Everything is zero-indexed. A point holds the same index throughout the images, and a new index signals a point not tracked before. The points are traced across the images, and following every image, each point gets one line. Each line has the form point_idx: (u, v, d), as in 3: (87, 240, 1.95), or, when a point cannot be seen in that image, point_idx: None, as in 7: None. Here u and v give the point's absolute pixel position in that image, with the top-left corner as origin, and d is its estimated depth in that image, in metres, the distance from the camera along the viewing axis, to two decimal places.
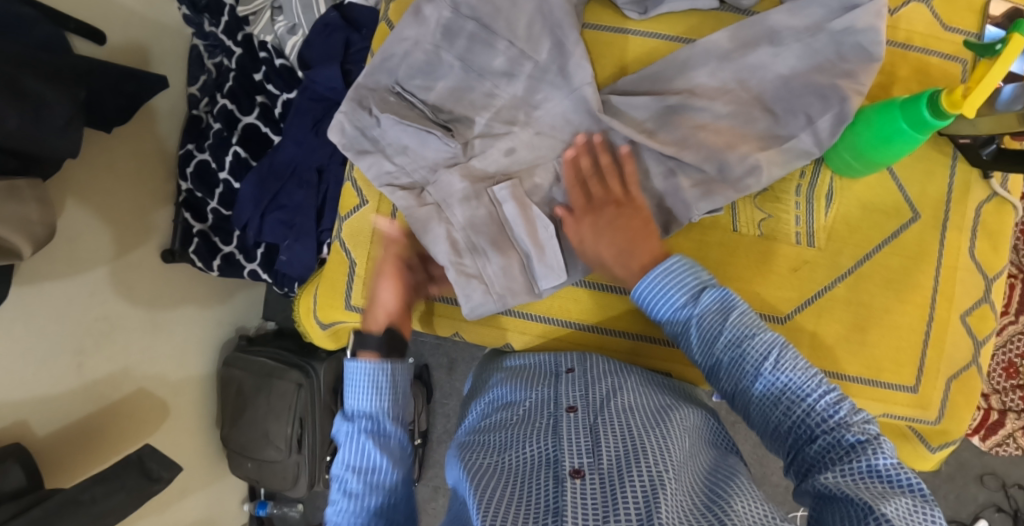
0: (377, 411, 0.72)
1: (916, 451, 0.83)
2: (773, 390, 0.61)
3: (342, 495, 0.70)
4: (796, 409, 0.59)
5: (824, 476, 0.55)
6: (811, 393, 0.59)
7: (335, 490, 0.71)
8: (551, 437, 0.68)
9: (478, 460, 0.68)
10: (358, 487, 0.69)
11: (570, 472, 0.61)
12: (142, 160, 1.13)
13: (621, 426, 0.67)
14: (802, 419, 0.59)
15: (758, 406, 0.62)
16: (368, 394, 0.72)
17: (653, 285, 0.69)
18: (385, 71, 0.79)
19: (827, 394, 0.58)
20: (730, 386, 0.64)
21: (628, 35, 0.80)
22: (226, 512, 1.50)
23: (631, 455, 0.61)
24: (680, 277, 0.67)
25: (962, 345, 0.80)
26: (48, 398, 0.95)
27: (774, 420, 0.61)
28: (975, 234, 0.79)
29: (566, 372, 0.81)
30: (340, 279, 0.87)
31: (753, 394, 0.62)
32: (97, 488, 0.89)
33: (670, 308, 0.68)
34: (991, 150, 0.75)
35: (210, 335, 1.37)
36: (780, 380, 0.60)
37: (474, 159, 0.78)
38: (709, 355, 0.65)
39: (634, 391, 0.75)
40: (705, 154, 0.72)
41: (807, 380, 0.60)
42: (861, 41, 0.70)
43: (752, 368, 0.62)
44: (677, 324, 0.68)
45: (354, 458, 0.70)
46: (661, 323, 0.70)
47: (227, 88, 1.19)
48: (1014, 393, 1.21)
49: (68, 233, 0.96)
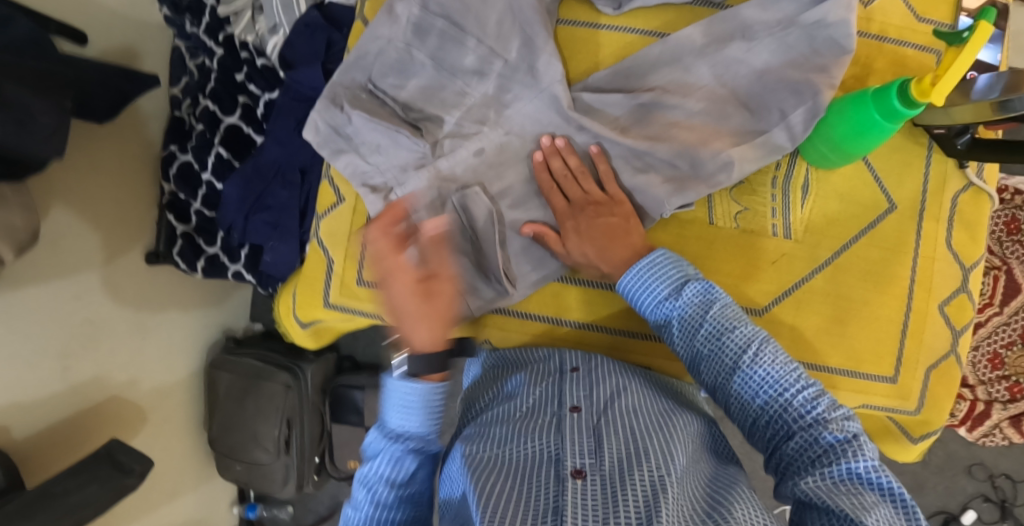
0: (420, 431, 0.64)
1: (899, 444, 0.84)
2: (756, 385, 0.61)
3: (368, 508, 0.64)
4: (776, 402, 0.59)
5: (803, 480, 0.55)
6: (797, 390, 0.59)
7: (359, 497, 0.65)
8: (552, 434, 0.69)
9: (480, 453, 0.68)
10: (388, 504, 0.64)
11: (571, 472, 0.62)
12: (127, 163, 1.12)
13: (625, 431, 0.68)
14: (782, 413, 0.59)
15: (740, 400, 0.62)
16: (413, 414, 0.63)
17: (640, 276, 0.69)
18: (360, 68, 0.79)
19: (805, 389, 0.59)
20: (713, 377, 0.64)
21: (600, 30, 0.80)
22: (215, 515, 1.49)
23: (636, 460, 0.62)
24: (664, 270, 0.68)
25: (941, 335, 0.80)
26: (32, 403, 0.94)
27: (753, 413, 0.61)
28: (951, 224, 0.79)
29: (571, 371, 0.79)
30: (318, 278, 0.87)
31: (734, 384, 0.62)
32: (70, 480, 0.91)
33: (653, 300, 0.69)
34: (966, 140, 0.75)
35: (196, 338, 1.36)
36: (766, 375, 0.60)
37: (441, 158, 0.78)
38: (692, 347, 0.65)
39: (639, 392, 0.75)
40: (678, 150, 0.73)
41: (792, 377, 0.59)
42: (834, 35, 0.70)
43: (729, 361, 0.63)
44: (660, 316, 0.69)
45: (390, 476, 0.64)
46: (645, 315, 0.71)
47: (209, 89, 1.19)
48: (1000, 384, 1.21)
49: (51, 237, 0.95)
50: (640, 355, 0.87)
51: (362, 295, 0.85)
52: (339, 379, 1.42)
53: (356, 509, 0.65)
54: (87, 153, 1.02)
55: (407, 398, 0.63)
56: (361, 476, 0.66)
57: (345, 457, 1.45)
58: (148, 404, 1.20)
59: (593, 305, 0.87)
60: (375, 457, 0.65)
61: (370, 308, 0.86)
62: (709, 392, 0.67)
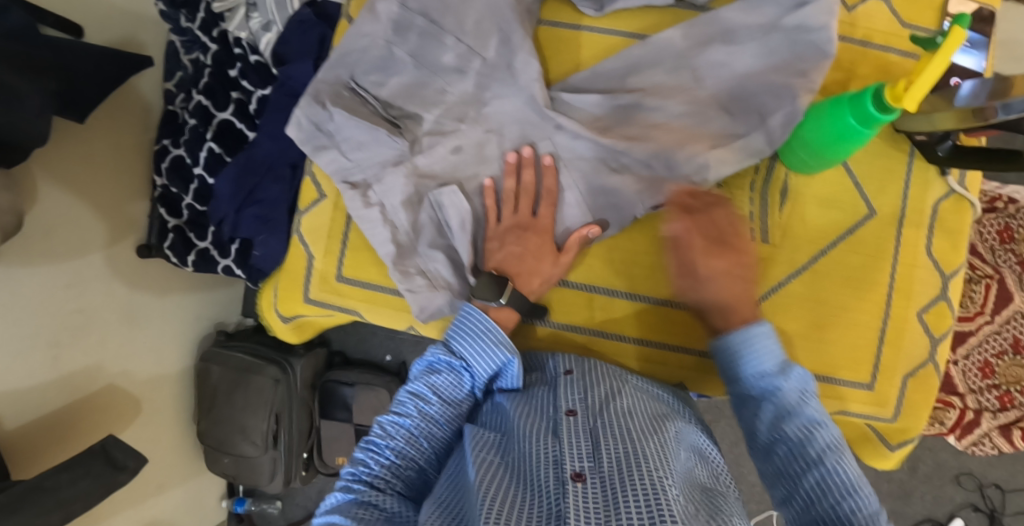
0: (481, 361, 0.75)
1: (876, 451, 0.84)
2: (822, 482, 0.59)
3: (415, 412, 0.73)
4: (832, 501, 0.58)
5: None
6: (863, 496, 0.57)
7: (408, 401, 0.74)
8: (550, 438, 0.67)
9: (483, 453, 0.67)
10: (434, 412, 0.73)
11: (571, 476, 0.61)
12: (120, 155, 1.13)
13: (621, 431, 0.67)
14: (846, 514, 0.56)
15: (810, 491, 0.60)
16: (478, 344, 0.74)
17: (747, 345, 0.67)
18: (343, 66, 0.80)
19: (866, 498, 0.57)
20: (791, 460, 0.62)
21: (582, 32, 0.81)
22: (203, 508, 1.50)
23: (632, 462, 0.61)
24: (771, 347, 0.67)
25: (920, 343, 0.80)
26: (21, 392, 0.95)
27: (817, 509, 0.59)
28: (932, 231, 0.79)
29: (564, 375, 0.78)
30: (298, 273, 0.89)
31: (810, 474, 0.60)
32: (63, 475, 0.91)
33: (749, 371, 0.67)
34: (947, 147, 0.74)
35: (187, 332, 1.36)
36: (841, 475, 0.58)
37: (419, 155, 0.79)
38: (780, 428, 0.64)
39: (633, 395, 0.74)
40: (656, 151, 0.73)
41: (861, 485, 0.58)
42: (815, 40, 0.69)
43: (805, 458, 0.61)
44: (756, 390, 0.67)
45: (444, 386, 0.75)
46: (733, 386, 0.70)
47: (203, 84, 1.18)
48: (990, 393, 1.17)
49: (41, 227, 0.96)
50: (616, 356, 0.84)
51: (342, 291, 0.86)
52: (329, 374, 1.43)
53: (400, 413, 0.74)
54: (79, 144, 1.03)
55: (481, 328, 0.74)
56: (414, 382, 0.76)
57: (333, 453, 1.46)
58: (139, 393, 1.21)
59: (568, 304, 0.85)
60: (434, 369, 0.76)
61: (349, 304, 0.86)
62: (773, 477, 0.64)
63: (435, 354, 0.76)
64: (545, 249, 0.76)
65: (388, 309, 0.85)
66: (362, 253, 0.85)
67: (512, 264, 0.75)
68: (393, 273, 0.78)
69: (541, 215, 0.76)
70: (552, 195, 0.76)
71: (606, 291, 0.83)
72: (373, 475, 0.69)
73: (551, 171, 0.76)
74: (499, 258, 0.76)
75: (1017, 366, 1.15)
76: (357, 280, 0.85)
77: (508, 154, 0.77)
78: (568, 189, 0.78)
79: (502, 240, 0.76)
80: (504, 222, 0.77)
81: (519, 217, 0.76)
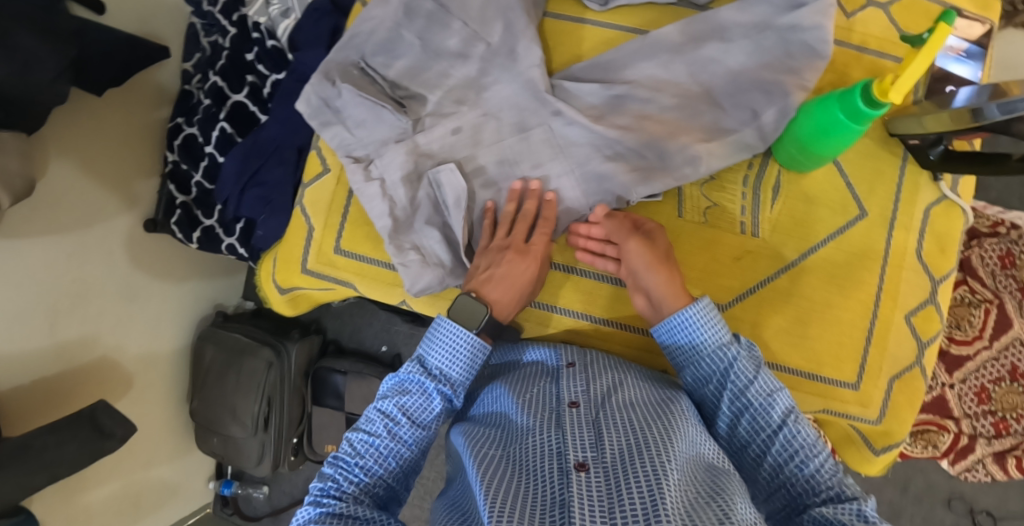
0: (457, 380, 0.74)
1: (860, 454, 0.85)
2: (791, 444, 0.64)
3: (384, 432, 0.72)
4: (792, 462, 0.64)
5: (819, 508, 0.60)
6: (819, 457, 0.63)
7: (376, 420, 0.72)
8: (554, 429, 0.68)
9: (483, 451, 0.68)
10: (404, 434, 0.72)
11: (575, 465, 0.61)
12: (134, 130, 1.16)
13: (623, 422, 0.67)
14: (810, 477, 0.63)
15: (778, 458, 0.65)
16: (457, 364, 0.73)
17: (694, 322, 0.68)
18: (353, 47, 0.82)
19: (828, 460, 0.63)
20: (754, 432, 0.67)
21: (585, 25, 0.83)
22: (190, 488, 1.49)
23: (637, 451, 0.61)
24: (714, 323, 0.68)
25: (906, 346, 0.80)
26: (18, 352, 0.97)
27: (786, 474, 0.65)
28: (922, 235, 0.80)
29: (567, 368, 0.80)
30: (296, 245, 0.91)
31: (777, 444, 0.65)
32: (49, 436, 0.91)
33: (701, 352, 0.69)
34: (939, 151, 0.76)
35: (186, 309, 1.37)
36: (801, 438, 0.64)
37: (420, 134, 0.81)
38: (741, 402, 0.67)
39: (635, 387, 0.75)
40: (645, 140, 0.75)
41: (818, 445, 0.64)
42: (808, 39, 0.71)
43: (772, 422, 0.65)
44: (717, 361, 0.69)
45: (415, 407, 0.73)
46: (687, 366, 0.72)
47: (219, 66, 1.19)
48: (985, 419, 1.14)
49: (50, 192, 0.98)
50: (603, 341, 0.88)
51: (337, 264, 0.88)
52: (322, 362, 1.42)
53: (369, 431, 0.72)
54: (92, 119, 1.05)
55: (459, 349, 0.72)
56: (383, 401, 0.73)
57: (322, 441, 1.45)
58: (134, 368, 1.22)
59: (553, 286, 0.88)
60: (404, 389, 0.73)
61: (344, 276, 0.88)
62: (739, 452, 0.70)
63: (407, 373, 0.74)
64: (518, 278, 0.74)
65: (380, 283, 0.87)
66: (358, 227, 0.87)
67: (501, 290, 0.74)
68: (388, 247, 0.80)
69: (533, 242, 0.75)
70: (547, 224, 0.76)
71: (595, 275, 0.86)
72: (343, 491, 0.68)
73: (551, 205, 0.77)
74: (486, 283, 0.74)
75: (1012, 393, 1.12)
76: (355, 254, 0.87)
77: (512, 183, 0.78)
78: (563, 173, 0.79)
79: (490, 262, 0.75)
80: (496, 244, 0.76)
81: (513, 239, 0.76)
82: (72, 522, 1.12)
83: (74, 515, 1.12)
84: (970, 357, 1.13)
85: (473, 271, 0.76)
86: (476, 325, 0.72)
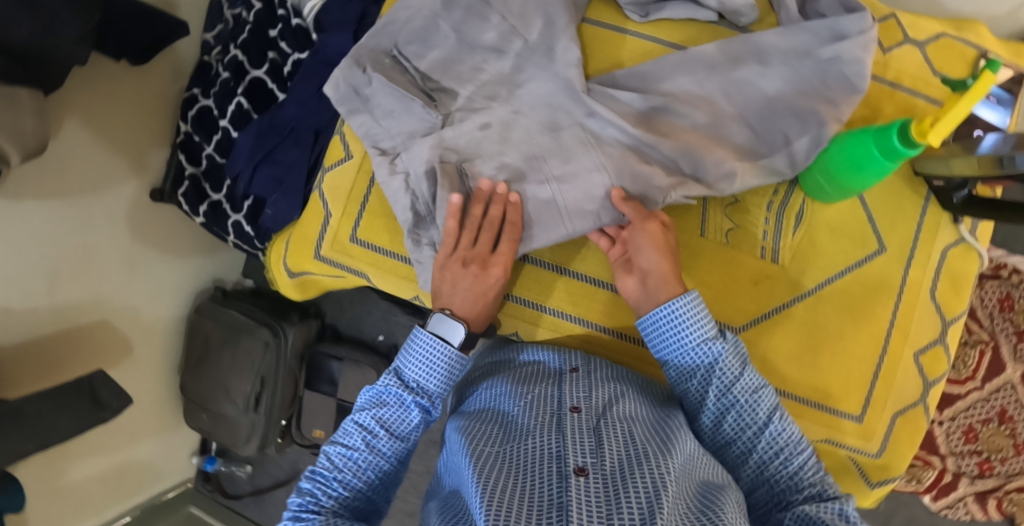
0: (434, 393, 0.75)
1: (856, 485, 0.83)
2: (780, 440, 0.65)
3: (362, 445, 0.73)
4: (779, 459, 0.65)
5: (802, 505, 0.62)
6: (803, 455, 0.65)
7: (354, 433, 0.74)
8: (554, 433, 0.67)
9: (480, 448, 0.67)
10: (382, 447, 0.74)
11: (573, 470, 0.60)
12: (150, 96, 1.13)
13: (624, 433, 0.66)
14: (793, 474, 0.64)
15: (764, 454, 0.66)
16: (433, 376, 0.74)
17: (677, 313, 0.67)
18: (386, 34, 0.81)
19: (808, 458, 0.65)
20: (742, 427, 0.67)
21: (626, 35, 0.83)
22: (172, 462, 1.46)
23: (636, 460, 0.61)
24: (694, 315, 0.66)
25: (911, 382, 0.81)
26: (15, 312, 0.94)
27: (770, 470, 0.66)
28: (938, 277, 0.80)
29: (570, 372, 0.80)
30: (313, 231, 0.92)
31: (763, 441, 0.66)
32: (44, 405, 0.89)
33: (685, 344, 0.68)
34: (963, 195, 0.76)
35: (185, 281, 1.34)
36: (786, 435, 0.65)
37: (447, 127, 0.79)
38: (729, 397, 0.67)
39: (636, 398, 0.74)
40: (682, 149, 0.74)
41: (802, 443, 0.65)
42: (847, 72, 0.71)
43: (760, 418, 0.66)
44: (704, 356, 0.67)
45: (393, 419, 0.74)
46: (670, 358, 0.70)
47: (241, 40, 1.15)
48: (970, 458, 1.14)
49: (60, 152, 0.96)
50: (613, 353, 0.87)
51: (352, 252, 0.89)
52: (319, 346, 1.39)
53: (346, 445, 0.73)
54: (110, 81, 1.03)
55: (436, 360, 0.73)
56: (360, 413, 0.75)
57: (311, 425, 1.42)
58: (129, 335, 1.20)
59: (565, 295, 0.86)
60: (382, 401, 0.75)
61: (358, 265, 0.89)
62: (725, 448, 0.70)
63: (385, 385, 0.75)
64: (474, 291, 0.76)
65: (393, 276, 0.88)
66: (377, 218, 0.87)
67: (466, 304, 0.76)
68: (406, 243, 0.81)
69: (498, 254, 0.76)
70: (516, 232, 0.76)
71: (610, 287, 0.84)
72: (321, 505, 0.70)
73: (516, 208, 0.76)
74: (454, 299, 0.75)
75: (1000, 435, 1.13)
76: (371, 244, 0.88)
77: (483, 181, 0.76)
78: (595, 165, 0.76)
79: (452, 275, 0.76)
80: (460, 254, 0.75)
81: (477, 250, 0.76)
82: (49, 489, 1.10)
83: (53, 481, 1.10)
84: (960, 396, 1.13)
85: (438, 286, 0.77)
86: (455, 342, 0.74)
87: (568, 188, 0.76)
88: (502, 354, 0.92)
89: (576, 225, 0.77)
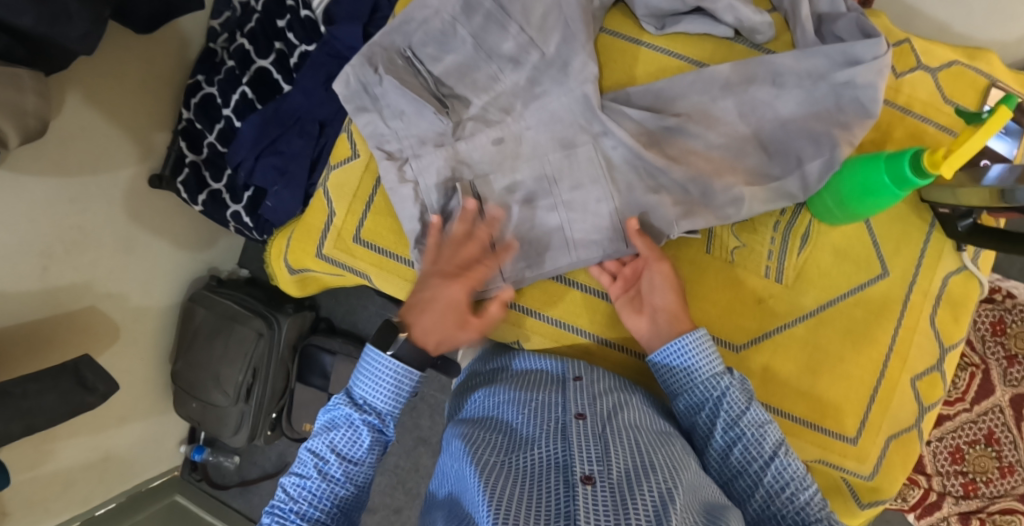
0: (383, 409, 0.74)
1: (847, 506, 0.83)
2: (784, 475, 0.64)
3: (315, 472, 0.70)
4: (784, 496, 0.64)
5: None
6: (808, 491, 0.63)
7: (307, 461, 0.71)
8: (560, 441, 0.66)
9: (485, 456, 0.66)
10: (335, 473, 0.71)
11: (581, 478, 0.60)
12: (153, 81, 1.11)
13: (630, 443, 0.66)
14: (799, 509, 0.63)
15: (768, 489, 0.65)
16: (381, 392, 0.73)
17: (687, 345, 0.69)
18: (402, 33, 0.80)
19: (813, 495, 0.63)
20: (747, 460, 0.66)
21: (641, 46, 0.82)
22: (160, 450, 1.45)
23: (643, 473, 0.60)
24: (703, 349, 0.69)
25: (907, 408, 0.81)
26: (9, 295, 0.93)
27: (775, 506, 0.64)
28: (937, 303, 0.81)
29: (574, 381, 0.79)
30: (317, 227, 0.91)
31: (769, 474, 0.64)
32: (30, 385, 0.87)
33: (695, 375, 0.69)
34: (968, 224, 0.76)
35: (181, 268, 1.33)
36: (790, 470, 0.64)
37: (462, 140, 0.80)
38: (734, 427, 0.67)
39: (640, 410, 0.74)
40: (692, 176, 0.75)
41: (807, 479, 0.64)
42: (860, 97, 0.72)
43: (766, 451, 0.65)
44: (712, 387, 0.68)
45: (345, 443, 0.72)
46: (682, 387, 0.71)
47: (249, 28, 1.13)
48: (956, 479, 1.13)
49: (61, 135, 0.95)
50: (612, 366, 0.87)
51: (355, 252, 0.88)
52: (312, 338, 1.38)
53: (300, 474, 0.70)
54: (114, 65, 1.02)
55: (382, 375, 0.72)
56: (313, 440, 0.73)
57: (301, 418, 1.41)
58: (121, 321, 1.18)
59: (567, 304, 0.86)
60: (333, 425, 0.73)
61: (361, 266, 0.89)
62: (727, 482, 0.69)
63: (335, 409, 0.74)
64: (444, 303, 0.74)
65: (396, 278, 0.87)
66: (382, 218, 0.87)
67: (427, 313, 0.74)
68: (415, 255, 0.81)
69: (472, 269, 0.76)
70: (493, 257, 0.77)
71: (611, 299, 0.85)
72: None
73: (504, 247, 0.78)
74: (415, 307, 0.74)
75: (986, 456, 1.12)
76: (375, 245, 0.87)
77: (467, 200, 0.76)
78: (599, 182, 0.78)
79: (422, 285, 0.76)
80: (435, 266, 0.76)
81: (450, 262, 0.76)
82: (35, 474, 1.08)
83: (39, 466, 1.08)
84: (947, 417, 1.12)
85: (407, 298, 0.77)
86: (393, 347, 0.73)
87: (575, 217, 0.79)
88: (499, 360, 0.90)
89: (581, 255, 0.80)
